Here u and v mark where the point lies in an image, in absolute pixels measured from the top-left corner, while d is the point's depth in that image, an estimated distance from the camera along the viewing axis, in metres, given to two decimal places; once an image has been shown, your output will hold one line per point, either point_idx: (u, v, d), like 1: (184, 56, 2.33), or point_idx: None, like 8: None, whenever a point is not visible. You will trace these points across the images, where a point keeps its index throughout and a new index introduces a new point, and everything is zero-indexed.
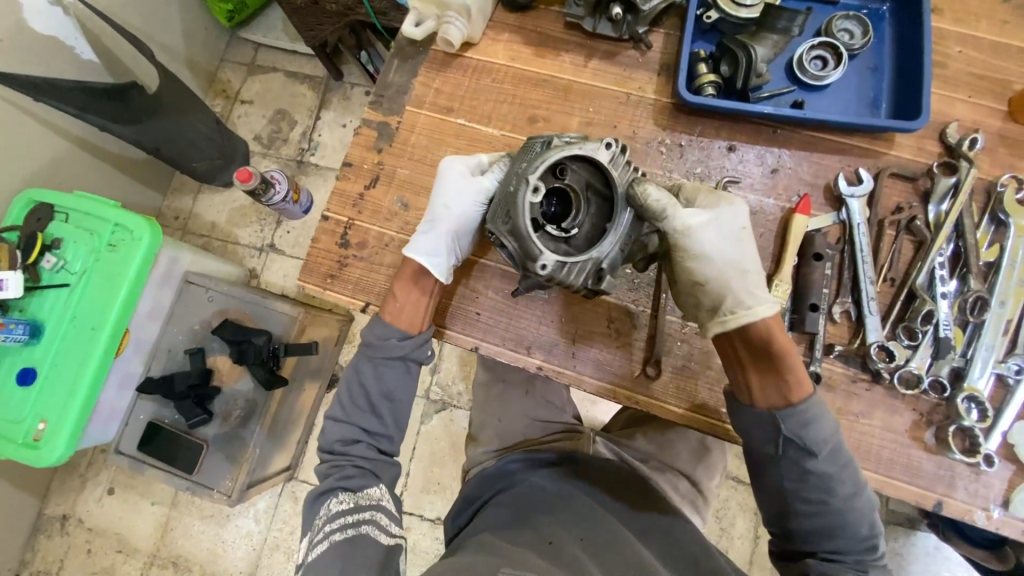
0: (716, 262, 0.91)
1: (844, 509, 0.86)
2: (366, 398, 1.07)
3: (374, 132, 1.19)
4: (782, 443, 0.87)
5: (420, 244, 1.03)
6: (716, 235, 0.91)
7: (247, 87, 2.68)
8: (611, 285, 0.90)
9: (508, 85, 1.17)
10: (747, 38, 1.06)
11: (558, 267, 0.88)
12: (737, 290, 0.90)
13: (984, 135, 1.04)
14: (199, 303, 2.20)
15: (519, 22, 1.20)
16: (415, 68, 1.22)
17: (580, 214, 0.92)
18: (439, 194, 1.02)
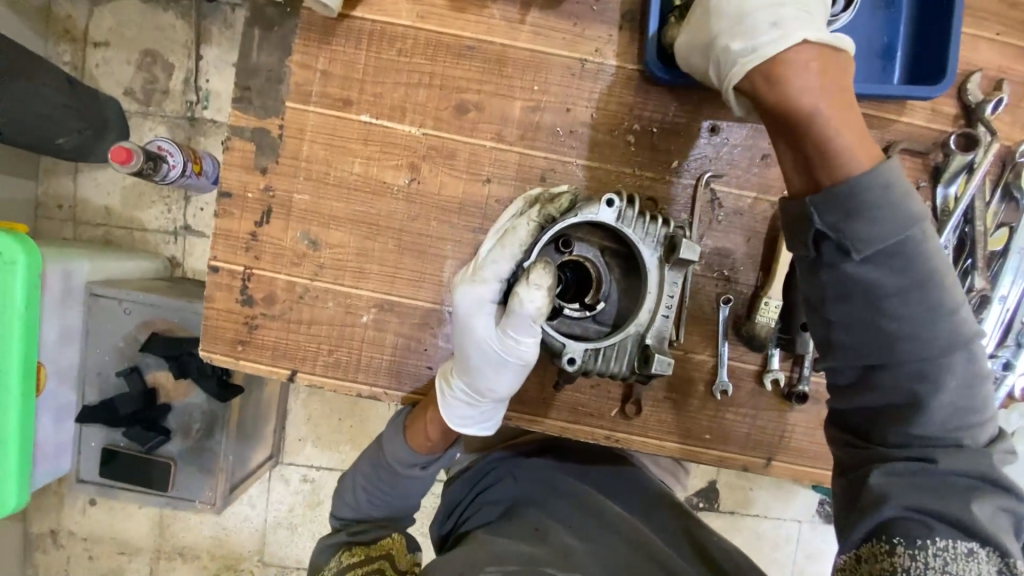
0: (703, 39, 0.75)
1: (902, 333, 0.66)
2: (382, 496, 0.94)
3: (250, 144, 0.89)
4: (814, 242, 0.69)
5: (462, 418, 0.82)
6: (700, 17, 0.76)
7: (97, 24, 1.65)
8: (668, 363, 0.71)
9: (420, 58, 0.86)
10: None
11: (590, 356, 0.75)
12: (736, 32, 0.71)
13: (1009, 87, 0.86)
14: (113, 319, 1.39)
15: None
16: (287, 41, 0.87)
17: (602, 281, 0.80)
18: (474, 368, 0.79)
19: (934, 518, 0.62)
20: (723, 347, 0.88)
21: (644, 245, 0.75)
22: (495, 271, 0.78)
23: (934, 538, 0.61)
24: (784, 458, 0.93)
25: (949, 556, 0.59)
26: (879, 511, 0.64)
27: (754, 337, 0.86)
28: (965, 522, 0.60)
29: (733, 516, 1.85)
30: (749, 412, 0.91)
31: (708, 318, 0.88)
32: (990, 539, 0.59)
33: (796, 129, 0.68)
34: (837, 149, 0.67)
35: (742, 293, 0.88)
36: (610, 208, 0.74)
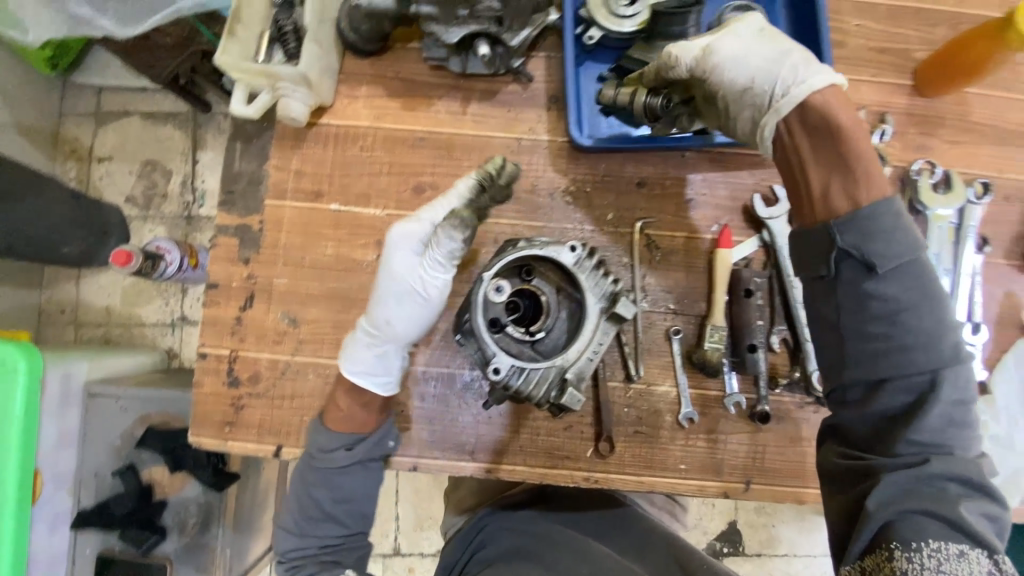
0: (753, 56, 0.80)
1: (918, 345, 0.71)
2: (317, 507, 0.86)
3: (234, 240, 1.00)
4: (834, 262, 0.74)
5: (358, 361, 0.86)
6: (741, 40, 0.81)
7: (101, 142, 1.84)
8: (578, 402, 0.66)
9: (380, 152, 0.99)
10: (638, 51, 0.92)
11: (513, 373, 0.66)
12: (801, 57, 0.79)
13: (894, 118, 0.98)
14: (110, 416, 1.43)
15: (377, 70, 1.00)
16: (264, 149, 1.01)
17: (546, 317, 0.73)
18: (381, 301, 0.85)
19: (927, 520, 0.65)
20: (681, 376, 0.94)
21: (589, 295, 0.70)
22: (429, 216, 0.84)
23: (927, 539, 0.63)
24: (761, 480, 0.95)
25: (940, 554, 0.62)
26: (872, 516, 0.67)
27: (707, 363, 0.92)
28: (953, 520, 0.64)
29: (761, 558, 1.78)
30: (720, 438, 0.95)
31: (663, 350, 0.95)
32: (976, 536, 0.63)
33: (840, 148, 0.75)
34: (879, 173, 0.73)
35: (690, 324, 0.95)
36: (571, 254, 0.70)
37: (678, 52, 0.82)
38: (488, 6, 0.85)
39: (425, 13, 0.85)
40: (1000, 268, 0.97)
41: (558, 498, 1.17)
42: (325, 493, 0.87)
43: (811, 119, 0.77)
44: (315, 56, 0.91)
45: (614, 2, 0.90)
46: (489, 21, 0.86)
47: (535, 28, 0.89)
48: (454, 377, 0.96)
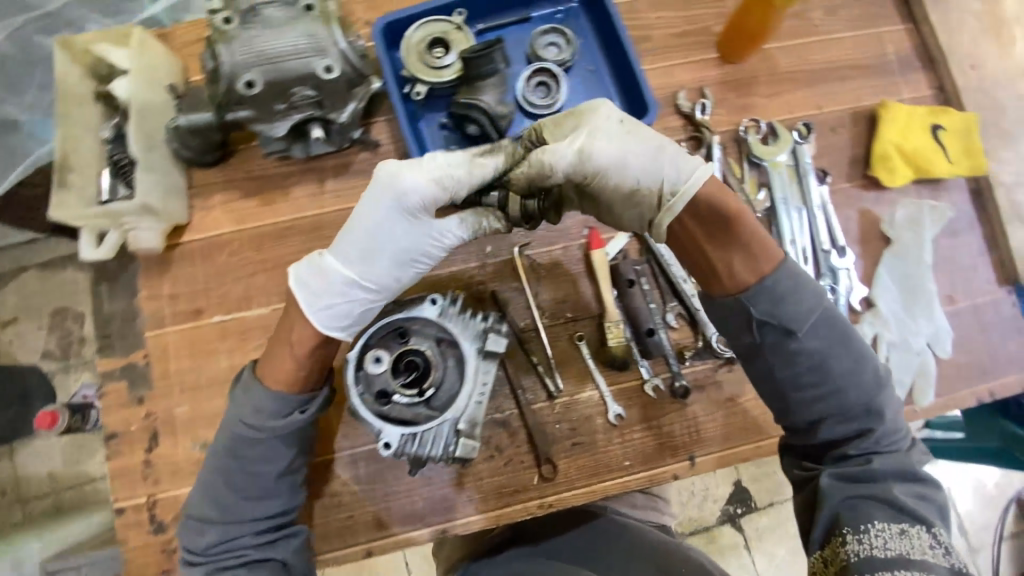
0: (628, 159, 0.77)
1: (845, 385, 0.78)
2: (242, 482, 0.79)
3: (123, 382, 0.96)
4: (757, 329, 0.78)
5: (337, 311, 0.78)
6: (607, 140, 0.77)
7: None
8: (472, 451, 0.68)
9: (249, 253, 0.99)
10: (464, 93, 0.95)
11: (405, 440, 0.66)
12: (671, 152, 0.78)
13: (713, 89, 1.05)
14: None
15: (223, 176, 1.00)
16: (131, 283, 0.99)
17: (434, 371, 0.72)
18: (385, 252, 0.77)
19: (871, 505, 0.73)
20: (598, 378, 0.97)
21: (463, 340, 0.71)
22: (451, 185, 0.76)
23: (873, 521, 0.71)
24: (703, 452, 0.97)
25: (887, 532, 0.70)
26: (829, 503, 0.75)
27: (615, 358, 0.96)
28: (894, 503, 0.72)
29: (776, 508, 1.66)
30: (652, 424, 0.97)
31: (575, 358, 0.97)
32: (913, 514, 0.71)
33: (732, 228, 0.78)
34: (768, 250, 0.79)
35: (591, 327, 0.98)
36: (433, 307, 0.72)
37: (552, 161, 0.76)
38: (304, 95, 0.84)
39: (243, 118, 0.85)
40: (848, 191, 1.03)
41: (535, 527, 1.15)
42: (247, 479, 0.79)
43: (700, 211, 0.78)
44: (153, 184, 0.92)
45: (429, 58, 0.96)
46: (310, 107, 0.86)
47: (360, 101, 0.90)
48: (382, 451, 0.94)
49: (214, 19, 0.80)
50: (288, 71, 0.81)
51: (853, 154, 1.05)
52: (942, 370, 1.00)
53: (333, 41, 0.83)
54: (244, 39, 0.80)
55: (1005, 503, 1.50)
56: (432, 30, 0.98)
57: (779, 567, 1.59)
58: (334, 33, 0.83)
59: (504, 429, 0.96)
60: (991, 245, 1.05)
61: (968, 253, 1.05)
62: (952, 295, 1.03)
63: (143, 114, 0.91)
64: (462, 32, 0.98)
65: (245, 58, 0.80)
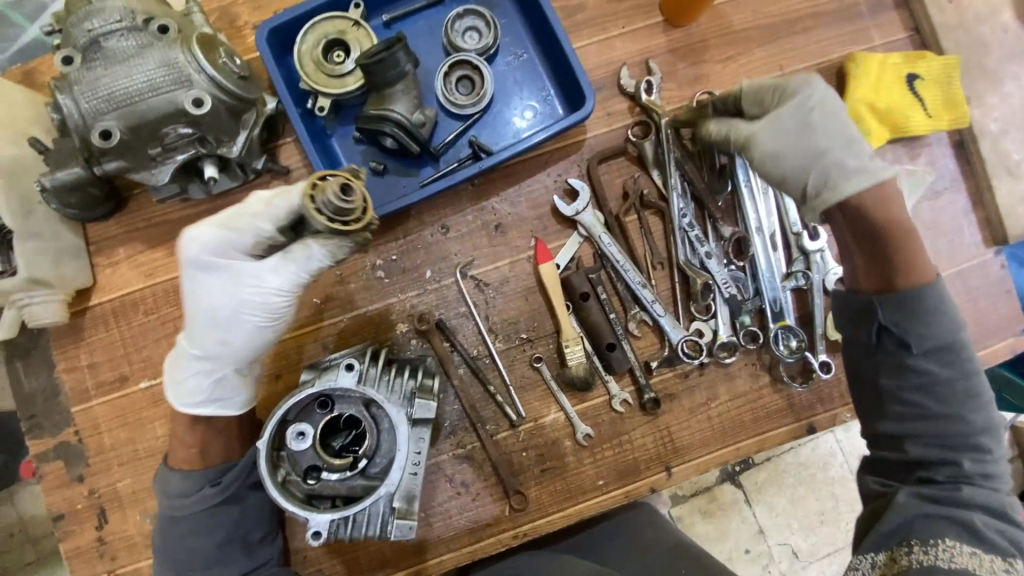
0: (795, 148, 0.75)
1: (956, 415, 0.68)
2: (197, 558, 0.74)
3: (58, 462, 0.90)
4: (874, 335, 0.71)
5: (188, 385, 0.74)
6: (788, 122, 0.76)
7: None
8: (408, 532, 0.61)
9: (168, 307, 0.90)
10: (373, 103, 0.84)
11: (337, 524, 0.61)
12: (843, 154, 0.73)
13: (659, 59, 0.92)
14: None
15: (125, 227, 0.90)
16: (47, 356, 0.91)
17: (368, 438, 0.65)
18: (209, 323, 0.72)
19: (944, 522, 0.64)
20: (562, 399, 0.90)
21: (389, 405, 0.64)
22: (246, 218, 0.69)
23: (945, 538, 0.62)
24: (680, 462, 0.93)
25: (962, 555, 0.61)
26: (897, 514, 0.65)
27: (577, 379, 0.89)
28: (974, 530, 0.62)
29: (773, 462, 1.43)
30: (624, 440, 0.92)
31: (535, 381, 0.91)
32: (992, 544, 0.62)
33: (892, 234, 0.69)
34: (925, 267, 0.70)
35: (548, 346, 0.91)
36: (349, 374, 0.64)
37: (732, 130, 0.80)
38: (177, 134, 0.75)
39: (117, 169, 0.76)
40: None
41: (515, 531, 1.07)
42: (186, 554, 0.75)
43: (881, 220, 0.70)
44: (39, 251, 0.82)
45: (326, 65, 0.84)
46: (192, 145, 0.77)
47: (249, 128, 0.80)
48: None
49: (55, 61, 0.71)
50: (147, 110, 0.72)
51: None
52: None
53: (195, 69, 0.73)
54: (93, 81, 0.71)
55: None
56: (325, 29, 0.85)
57: (782, 519, 1.42)
58: (195, 58, 0.73)
59: (468, 462, 0.90)
60: (977, 203, 0.96)
61: (952, 215, 0.96)
62: (937, 264, 0.95)
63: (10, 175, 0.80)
64: (361, 30, 0.86)
65: (97, 102, 0.71)
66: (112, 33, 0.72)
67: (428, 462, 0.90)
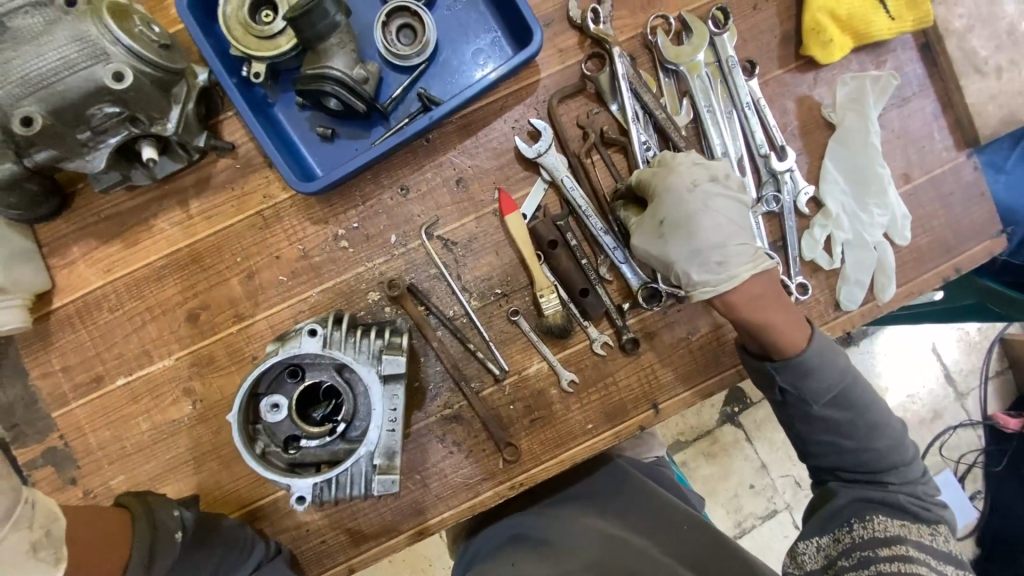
0: (654, 252, 0.81)
1: (866, 442, 0.83)
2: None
3: (47, 469, 0.89)
4: (778, 391, 0.83)
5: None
6: (645, 234, 0.81)
7: None
8: (390, 487, 0.61)
9: (134, 303, 0.88)
10: (312, 63, 0.80)
11: (321, 488, 0.61)
12: (700, 256, 0.78)
13: None
14: None
15: (76, 225, 0.87)
16: (16, 364, 0.89)
17: (345, 403, 0.65)
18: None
19: (875, 505, 0.82)
20: (543, 349, 0.90)
21: (359, 365, 0.64)
22: None
23: (879, 515, 0.81)
24: (666, 398, 0.93)
25: (892, 525, 0.80)
26: (835, 503, 0.84)
27: (554, 327, 0.88)
28: (895, 504, 0.81)
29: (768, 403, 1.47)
30: (608, 383, 0.92)
31: (515, 335, 0.90)
32: (909, 511, 0.81)
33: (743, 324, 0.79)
34: (794, 339, 0.79)
35: (524, 298, 0.89)
36: (314, 339, 0.63)
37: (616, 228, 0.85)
38: (106, 114, 0.71)
39: (50, 158, 0.74)
40: (785, 78, 0.90)
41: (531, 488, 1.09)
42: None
43: (738, 318, 0.79)
44: None
45: (256, 27, 0.79)
46: (123, 125, 0.74)
47: (182, 103, 0.77)
48: None
49: None
50: (67, 91, 0.69)
51: (783, 30, 0.90)
52: (903, 258, 0.94)
53: (109, 40, 0.69)
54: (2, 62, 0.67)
55: (988, 346, 1.45)
56: None
57: (782, 451, 1.45)
58: (108, 28, 0.68)
59: (459, 422, 0.91)
60: (946, 106, 0.94)
61: (921, 121, 0.94)
62: (908, 173, 0.93)
63: None
64: None
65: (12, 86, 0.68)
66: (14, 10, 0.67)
67: (418, 426, 0.90)
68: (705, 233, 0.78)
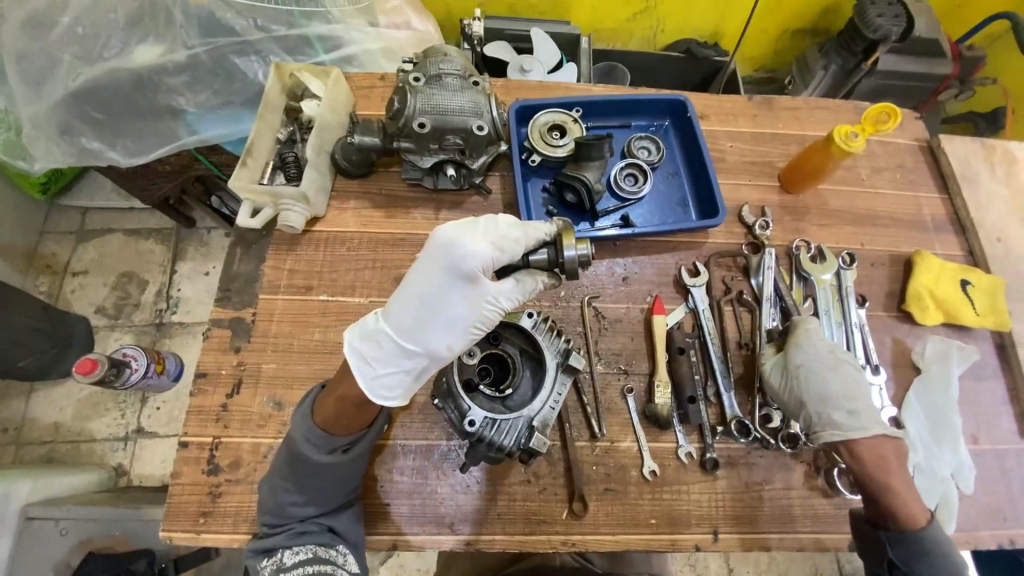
0: (790, 391, 1.01)
1: None
2: (334, 476, 0.85)
3: (227, 332, 1.10)
4: (890, 566, 0.94)
5: (385, 382, 0.79)
6: (784, 374, 1.02)
7: (79, 257, 1.92)
8: (545, 445, 0.81)
9: (366, 250, 1.17)
10: (572, 168, 1.18)
11: (488, 423, 0.80)
12: (835, 405, 0.97)
13: (771, 210, 1.26)
14: (47, 544, 1.36)
15: (362, 187, 1.22)
16: (262, 251, 1.18)
17: (514, 375, 0.88)
18: (444, 318, 0.77)
19: None
20: (639, 431, 1.04)
21: (549, 353, 0.87)
22: None
23: None
24: (726, 530, 1.01)
25: None
26: None
27: (660, 416, 1.03)
28: None
29: None
30: (681, 489, 1.02)
31: (622, 408, 1.06)
32: None
33: (869, 485, 0.93)
34: (915, 514, 0.92)
35: (640, 382, 1.08)
36: (530, 320, 0.88)
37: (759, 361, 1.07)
38: (454, 142, 1.11)
39: (405, 148, 1.12)
40: (885, 319, 1.18)
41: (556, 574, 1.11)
42: (312, 479, 0.84)
43: (869, 474, 0.93)
44: (313, 179, 1.14)
45: (549, 137, 1.21)
46: (454, 151, 1.13)
47: (490, 155, 1.16)
48: (431, 449, 1.01)
49: (410, 77, 1.10)
50: (450, 121, 1.09)
51: (889, 289, 1.21)
52: (966, 507, 1.04)
53: (489, 108, 1.12)
54: (428, 95, 1.09)
55: None
56: (553, 117, 1.24)
57: None
58: (491, 104, 1.13)
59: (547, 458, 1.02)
60: (1012, 397, 1.14)
61: (993, 400, 1.14)
62: (977, 436, 1.10)
63: (321, 130, 1.16)
64: (577, 124, 1.24)
65: (422, 106, 1.09)
66: (450, 74, 1.13)
67: None
68: (837, 387, 0.98)
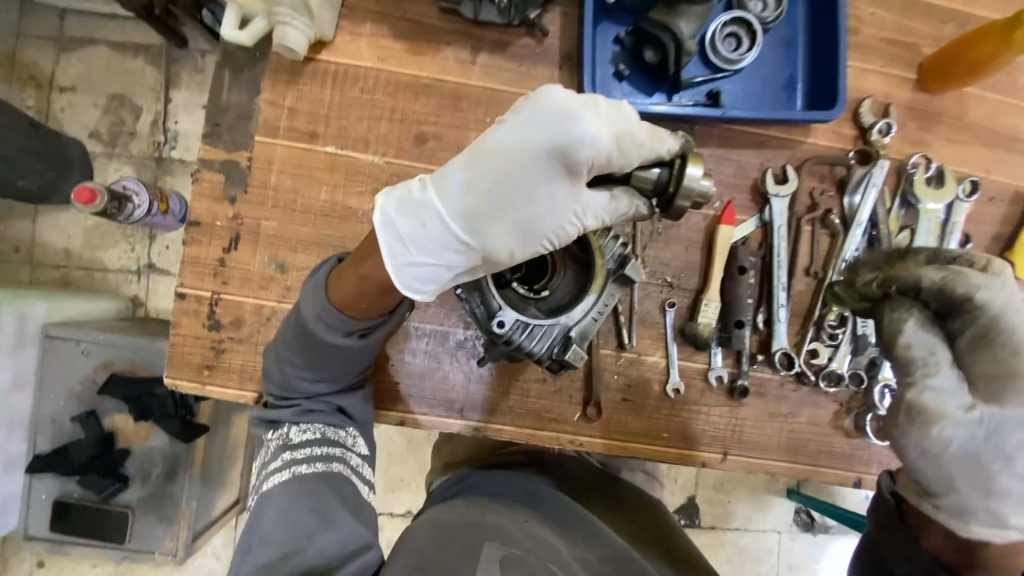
0: (960, 456, 0.69)
1: None
2: (345, 359, 0.78)
3: (219, 176, 0.94)
4: None
5: (419, 271, 0.68)
6: (967, 431, 0.69)
7: (63, 69, 1.65)
8: (580, 358, 0.72)
9: (383, 96, 0.94)
10: (663, 13, 0.87)
11: (518, 326, 0.70)
12: (1015, 502, 0.69)
13: (896, 111, 0.99)
14: (72, 366, 1.35)
15: (381, 8, 0.94)
16: (256, 79, 0.95)
17: (554, 274, 0.76)
18: (519, 215, 0.66)
19: None
20: (672, 347, 0.96)
21: (600, 257, 0.74)
22: None
23: None
24: (737, 453, 0.98)
25: None
26: None
27: (698, 336, 0.94)
28: None
29: (714, 531, 1.73)
30: (700, 410, 0.97)
31: (657, 322, 0.96)
32: None
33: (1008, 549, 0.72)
34: None
35: (684, 298, 0.96)
36: None
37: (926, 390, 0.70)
38: None
39: None
40: None
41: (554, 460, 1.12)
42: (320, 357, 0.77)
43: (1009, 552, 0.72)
44: None
45: None
46: None
47: None
48: (447, 335, 0.94)
49: None
50: None
51: (1000, 231, 1.01)
52: None
53: None
54: None
55: None
56: None
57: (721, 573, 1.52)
58: None
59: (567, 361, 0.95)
60: None
61: None
62: None
63: None
64: None
65: None
66: None
67: None
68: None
